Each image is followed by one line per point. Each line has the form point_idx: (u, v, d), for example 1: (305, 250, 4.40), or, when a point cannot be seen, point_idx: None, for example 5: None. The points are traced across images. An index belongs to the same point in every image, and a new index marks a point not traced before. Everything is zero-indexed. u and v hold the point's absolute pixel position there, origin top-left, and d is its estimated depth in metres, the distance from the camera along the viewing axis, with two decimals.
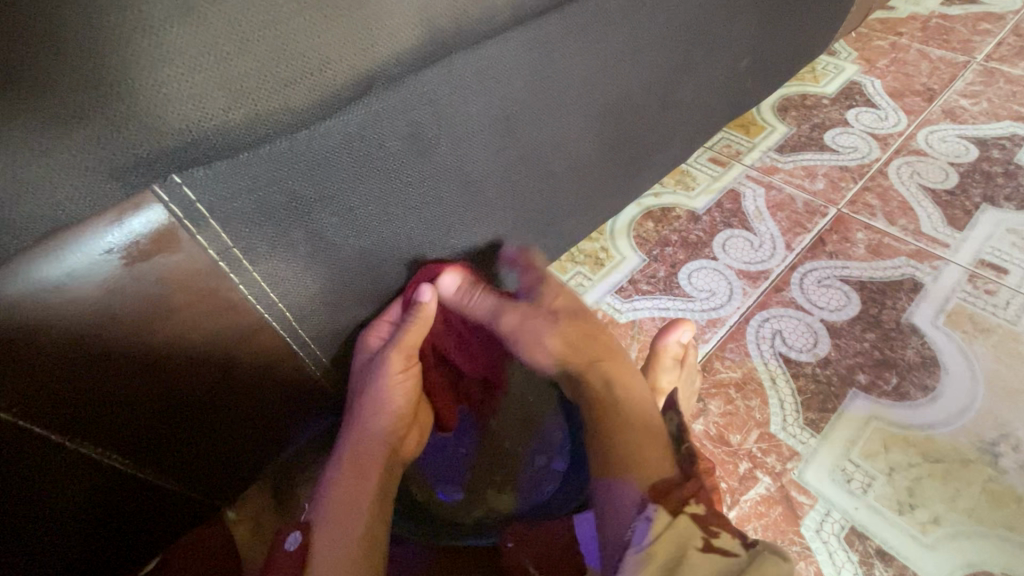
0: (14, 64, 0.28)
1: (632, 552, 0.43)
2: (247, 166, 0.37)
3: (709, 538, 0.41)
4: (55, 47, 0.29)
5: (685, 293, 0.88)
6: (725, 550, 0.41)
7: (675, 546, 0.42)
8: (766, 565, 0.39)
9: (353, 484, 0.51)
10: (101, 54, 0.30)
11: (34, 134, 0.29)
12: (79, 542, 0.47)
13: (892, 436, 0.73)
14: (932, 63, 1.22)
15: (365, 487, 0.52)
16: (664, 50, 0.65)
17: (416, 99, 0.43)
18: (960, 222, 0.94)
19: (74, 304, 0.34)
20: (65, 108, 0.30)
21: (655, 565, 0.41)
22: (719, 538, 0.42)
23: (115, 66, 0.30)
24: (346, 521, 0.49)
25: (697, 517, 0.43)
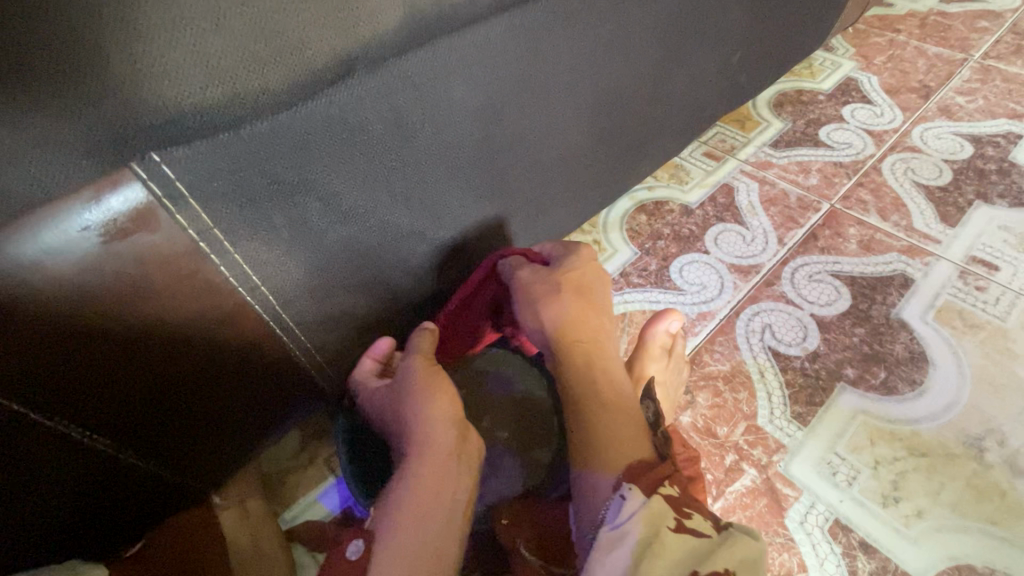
0: None
1: (607, 530, 0.45)
2: (227, 147, 0.36)
3: (681, 519, 0.44)
4: (27, 19, 0.28)
5: (676, 286, 0.88)
6: (696, 531, 0.44)
7: (649, 522, 0.44)
8: (734, 543, 0.42)
9: (421, 491, 0.48)
10: (75, 28, 0.29)
11: (8, 108, 0.29)
12: (60, 523, 0.48)
13: (878, 430, 0.73)
14: (930, 61, 1.22)
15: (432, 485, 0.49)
16: (655, 40, 0.65)
17: (399, 82, 0.43)
18: (952, 218, 0.94)
19: (51, 281, 0.34)
20: (39, 80, 0.29)
21: (632, 543, 0.43)
22: (690, 518, 0.44)
23: (90, 40, 0.30)
24: (416, 531, 0.46)
25: (670, 498, 0.46)
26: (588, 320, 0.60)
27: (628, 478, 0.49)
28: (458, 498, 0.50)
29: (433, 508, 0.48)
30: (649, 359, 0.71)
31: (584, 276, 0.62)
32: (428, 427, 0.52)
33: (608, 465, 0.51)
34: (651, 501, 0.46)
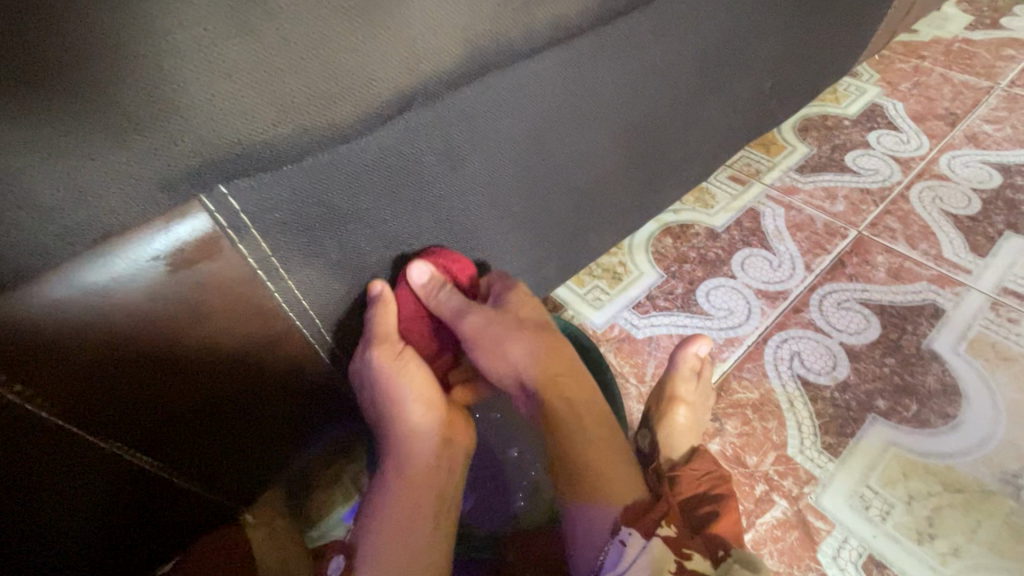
0: (82, 80, 0.29)
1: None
2: (290, 178, 0.38)
3: (680, 561, 0.46)
4: (120, 63, 0.29)
5: (703, 311, 0.88)
6: (697, 571, 0.46)
7: (652, 566, 0.46)
8: None
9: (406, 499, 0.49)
10: (162, 70, 0.30)
11: (94, 147, 0.30)
12: (100, 542, 0.48)
13: (911, 464, 0.72)
14: (956, 88, 1.22)
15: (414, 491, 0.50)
16: (693, 70, 0.65)
17: (452, 114, 0.44)
18: (983, 248, 0.94)
19: (116, 308, 0.35)
20: (126, 121, 0.30)
21: None
22: (689, 560, 0.47)
23: (175, 81, 0.31)
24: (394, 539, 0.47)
25: (668, 540, 0.48)
26: (560, 355, 0.56)
27: (630, 521, 0.50)
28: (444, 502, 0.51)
29: (418, 513, 0.49)
30: (681, 380, 0.71)
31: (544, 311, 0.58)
32: (414, 435, 0.51)
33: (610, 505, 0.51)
34: (650, 545, 0.47)
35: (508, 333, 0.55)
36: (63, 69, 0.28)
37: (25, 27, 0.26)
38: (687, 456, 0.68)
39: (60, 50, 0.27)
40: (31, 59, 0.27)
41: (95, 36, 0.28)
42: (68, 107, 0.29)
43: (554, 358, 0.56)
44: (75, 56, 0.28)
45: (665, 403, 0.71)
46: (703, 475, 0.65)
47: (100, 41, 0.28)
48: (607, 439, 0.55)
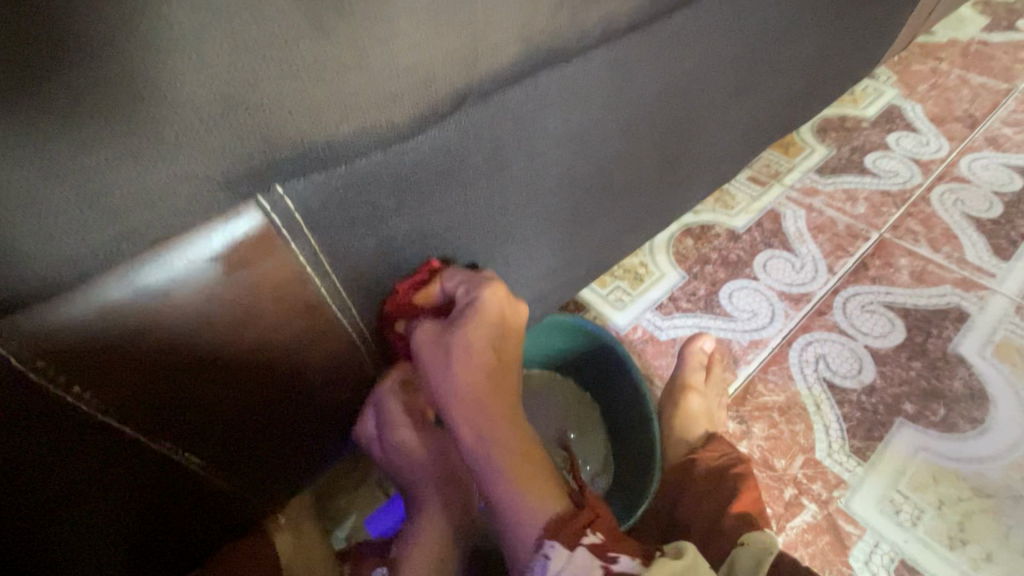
0: (155, 74, 0.29)
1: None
2: (344, 177, 0.37)
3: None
4: (195, 58, 0.29)
5: (726, 312, 0.87)
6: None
7: None
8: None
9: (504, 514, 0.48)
10: (234, 65, 0.30)
11: (163, 143, 0.30)
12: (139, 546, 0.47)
13: (940, 468, 0.72)
14: (973, 90, 1.21)
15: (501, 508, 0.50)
16: (728, 70, 0.65)
17: (502, 114, 0.43)
18: (1006, 252, 0.93)
19: (171, 307, 0.34)
20: (196, 117, 0.30)
21: None
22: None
23: (246, 76, 0.30)
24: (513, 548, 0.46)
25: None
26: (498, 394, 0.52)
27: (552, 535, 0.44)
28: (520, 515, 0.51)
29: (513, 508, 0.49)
30: (690, 371, 0.76)
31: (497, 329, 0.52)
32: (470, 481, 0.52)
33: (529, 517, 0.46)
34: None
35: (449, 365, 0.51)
36: (138, 63, 0.28)
37: (105, 18, 0.27)
38: (704, 442, 0.70)
39: (139, 43, 0.28)
40: (101, 47, 0.27)
41: (167, 23, 0.28)
42: (141, 102, 0.29)
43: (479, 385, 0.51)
44: (153, 50, 0.28)
45: (677, 392, 0.75)
46: (721, 461, 0.66)
47: (171, 30, 0.28)
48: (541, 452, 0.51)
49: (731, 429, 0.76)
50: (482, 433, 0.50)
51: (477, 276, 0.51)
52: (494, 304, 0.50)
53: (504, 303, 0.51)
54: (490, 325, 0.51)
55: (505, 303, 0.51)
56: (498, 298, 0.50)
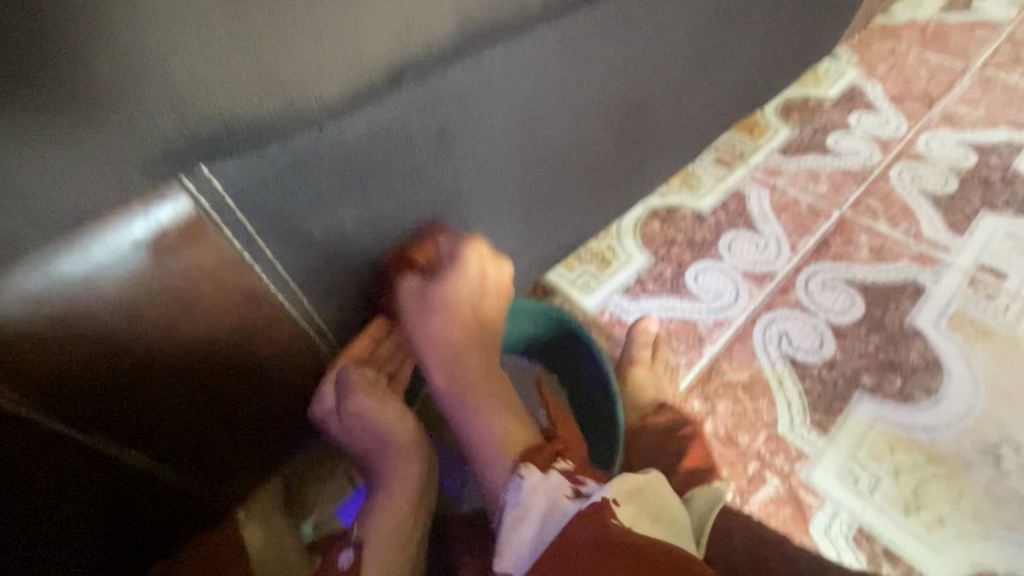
0: (51, 56, 0.29)
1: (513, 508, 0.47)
2: (277, 159, 0.37)
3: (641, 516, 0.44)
4: (93, 37, 0.29)
5: (691, 293, 0.87)
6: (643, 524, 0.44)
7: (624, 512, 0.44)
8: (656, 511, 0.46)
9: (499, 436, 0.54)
10: (139, 40, 0.30)
11: (71, 124, 0.30)
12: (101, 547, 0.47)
13: (897, 438, 0.74)
14: (931, 69, 1.23)
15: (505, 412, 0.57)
16: (681, 50, 0.65)
17: (445, 93, 0.43)
18: (960, 227, 0.96)
19: (95, 296, 0.34)
20: (102, 96, 0.30)
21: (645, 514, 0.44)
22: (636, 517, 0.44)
23: (153, 51, 0.31)
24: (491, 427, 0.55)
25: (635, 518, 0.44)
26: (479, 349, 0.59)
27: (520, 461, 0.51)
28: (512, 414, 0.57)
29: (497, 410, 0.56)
30: (637, 347, 0.77)
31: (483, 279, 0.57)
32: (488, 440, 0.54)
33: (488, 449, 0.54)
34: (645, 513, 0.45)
35: (435, 313, 0.56)
36: (34, 48, 0.28)
37: None
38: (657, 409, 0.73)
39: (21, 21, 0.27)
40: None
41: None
42: (40, 81, 0.29)
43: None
44: (42, 29, 0.28)
45: (620, 366, 0.77)
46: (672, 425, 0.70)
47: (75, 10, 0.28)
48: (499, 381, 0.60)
49: (697, 408, 0.78)
50: (458, 380, 0.58)
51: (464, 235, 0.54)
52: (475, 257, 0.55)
53: (488, 260, 0.56)
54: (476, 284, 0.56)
55: (487, 257, 0.56)
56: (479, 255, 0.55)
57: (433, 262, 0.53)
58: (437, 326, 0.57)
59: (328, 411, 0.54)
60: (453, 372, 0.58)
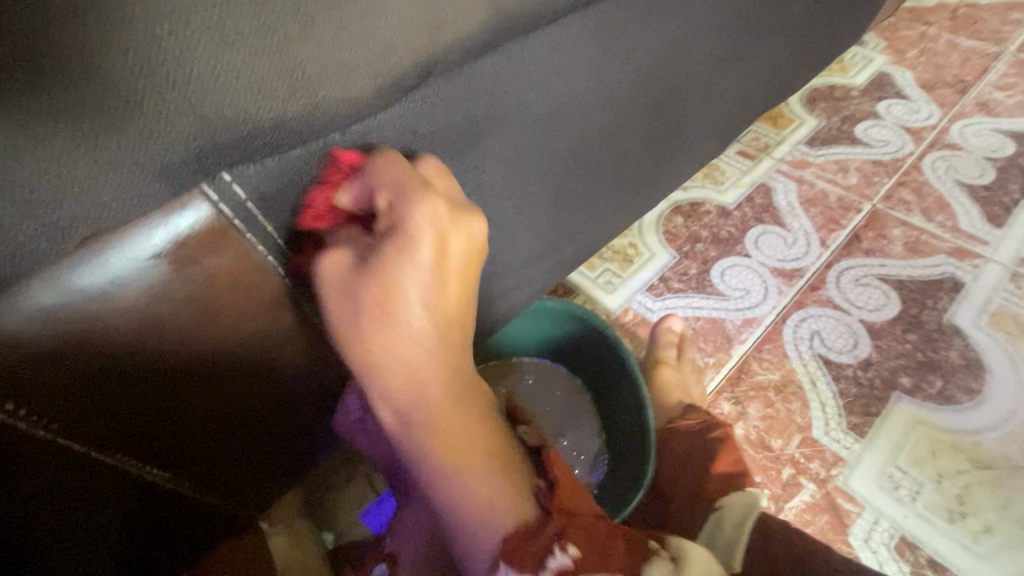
0: (71, 58, 0.27)
1: None
2: (301, 161, 0.35)
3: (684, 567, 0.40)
4: (114, 38, 0.28)
5: (718, 292, 0.85)
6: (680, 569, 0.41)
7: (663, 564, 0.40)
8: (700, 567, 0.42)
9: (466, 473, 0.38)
10: (158, 37, 0.28)
11: (90, 130, 0.28)
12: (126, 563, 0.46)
13: (939, 441, 0.71)
14: (963, 54, 1.18)
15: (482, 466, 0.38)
16: (711, 39, 0.62)
17: (472, 89, 0.41)
18: (1000, 219, 0.92)
19: (115, 309, 0.33)
20: (121, 99, 0.28)
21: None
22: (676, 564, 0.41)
23: (172, 50, 0.29)
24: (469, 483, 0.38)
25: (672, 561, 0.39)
26: (448, 355, 0.40)
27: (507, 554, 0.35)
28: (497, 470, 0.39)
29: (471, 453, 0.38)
30: (662, 346, 0.76)
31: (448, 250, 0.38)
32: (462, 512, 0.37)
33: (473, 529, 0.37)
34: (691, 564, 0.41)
35: (371, 311, 0.37)
36: (56, 50, 0.27)
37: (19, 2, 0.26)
38: (685, 411, 0.71)
39: (48, 25, 0.27)
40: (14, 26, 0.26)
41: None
42: (60, 83, 0.27)
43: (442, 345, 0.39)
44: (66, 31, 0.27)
45: (647, 367, 0.75)
46: (703, 429, 0.68)
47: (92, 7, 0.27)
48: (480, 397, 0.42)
49: (727, 411, 0.75)
50: (414, 412, 0.39)
51: (411, 175, 0.37)
52: (427, 222, 0.36)
53: (445, 218, 0.37)
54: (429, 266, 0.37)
55: (445, 215, 0.37)
56: (435, 223, 0.36)
57: (387, 216, 0.36)
58: (370, 323, 0.37)
59: (349, 421, 0.53)
60: (404, 400, 0.39)
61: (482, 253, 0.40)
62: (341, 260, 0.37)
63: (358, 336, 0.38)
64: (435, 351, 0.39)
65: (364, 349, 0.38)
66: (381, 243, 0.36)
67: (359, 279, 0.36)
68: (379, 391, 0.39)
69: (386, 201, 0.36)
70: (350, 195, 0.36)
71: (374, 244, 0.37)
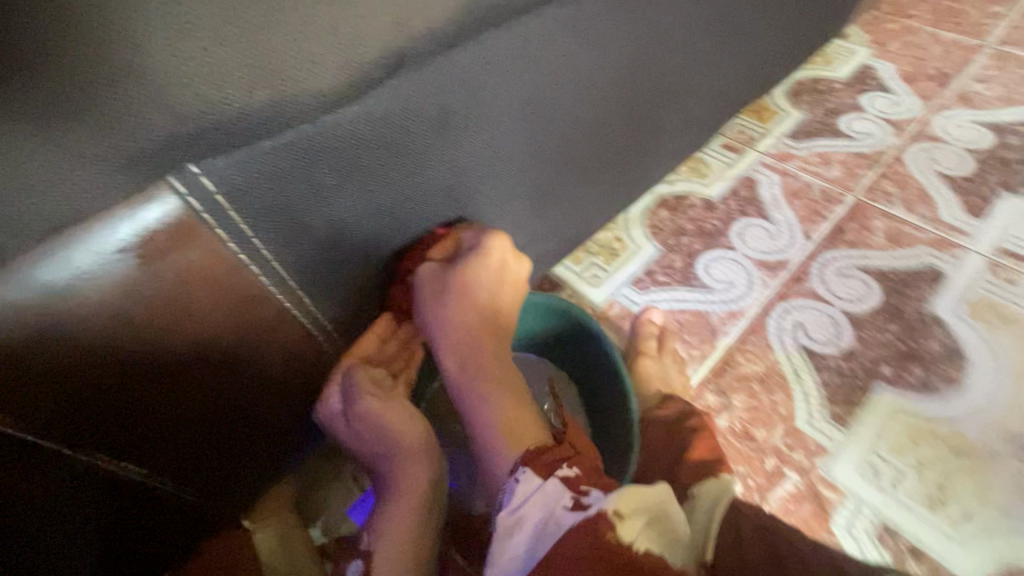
0: (26, 45, 0.27)
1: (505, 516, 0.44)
2: (272, 153, 0.35)
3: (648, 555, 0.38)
4: (72, 27, 0.27)
5: (703, 284, 0.85)
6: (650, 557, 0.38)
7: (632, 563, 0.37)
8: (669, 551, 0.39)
9: (515, 425, 0.51)
10: (117, 26, 0.28)
11: (47, 120, 0.28)
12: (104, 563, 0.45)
13: (919, 429, 0.72)
14: (945, 47, 1.19)
15: (525, 406, 0.53)
16: (691, 31, 0.62)
17: (447, 80, 0.41)
18: (979, 210, 0.93)
19: (79, 306, 0.32)
20: (79, 88, 0.28)
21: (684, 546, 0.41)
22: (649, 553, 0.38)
23: (131, 38, 0.28)
24: (511, 408, 0.53)
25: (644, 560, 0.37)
26: (492, 334, 0.56)
27: (550, 485, 0.43)
28: (523, 398, 0.54)
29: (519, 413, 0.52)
30: (642, 337, 0.77)
31: (501, 266, 0.53)
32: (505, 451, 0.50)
33: (517, 469, 0.46)
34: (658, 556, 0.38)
35: (428, 300, 0.52)
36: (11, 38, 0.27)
37: None
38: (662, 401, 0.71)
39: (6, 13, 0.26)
40: None
41: None
42: (14, 72, 0.27)
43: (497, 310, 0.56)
44: (22, 20, 0.27)
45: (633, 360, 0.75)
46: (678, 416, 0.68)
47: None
48: (521, 384, 0.55)
49: (711, 403, 0.75)
50: (466, 365, 0.54)
51: (487, 227, 0.52)
52: (502, 251, 0.52)
53: (510, 251, 0.53)
54: (507, 283, 0.54)
55: (510, 255, 0.53)
56: (506, 248, 0.52)
57: (455, 248, 0.51)
58: (445, 303, 0.53)
59: (331, 416, 0.51)
60: (465, 362, 0.55)
61: (526, 289, 0.57)
62: (430, 270, 0.50)
63: (437, 318, 0.53)
64: (486, 331, 0.55)
65: (433, 326, 0.53)
66: (463, 256, 0.51)
67: (441, 280, 0.51)
68: (444, 347, 0.54)
69: (467, 237, 0.51)
70: (437, 249, 0.50)
71: (455, 252, 0.51)
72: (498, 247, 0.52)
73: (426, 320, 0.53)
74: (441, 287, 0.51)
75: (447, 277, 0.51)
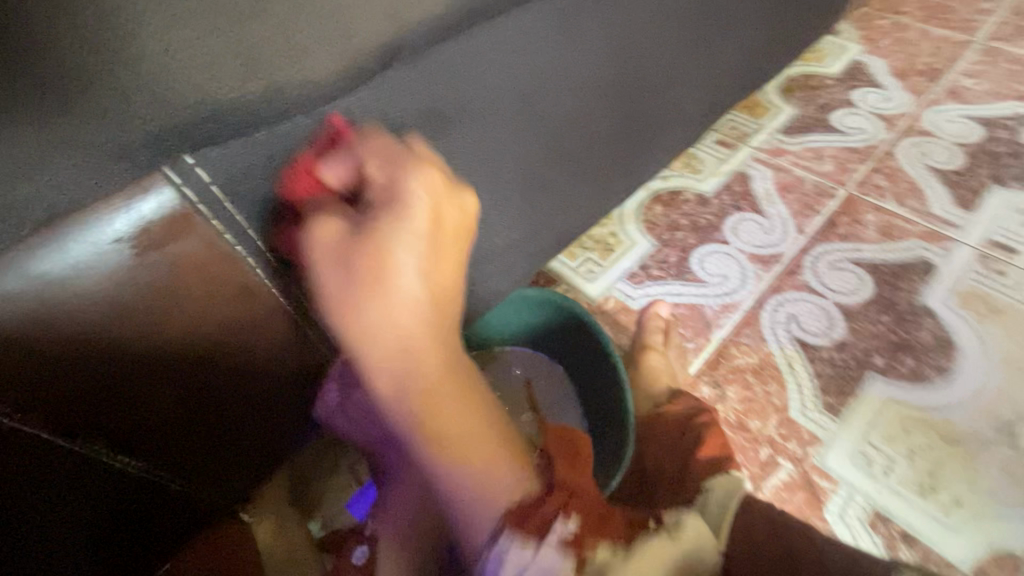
0: (21, 36, 0.27)
1: None
2: (266, 144, 0.36)
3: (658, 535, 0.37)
4: (68, 18, 0.28)
5: (697, 278, 0.86)
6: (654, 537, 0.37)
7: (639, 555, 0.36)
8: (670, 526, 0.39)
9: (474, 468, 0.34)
10: (112, 19, 0.29)
11: (45, 113, 0.28)
12: (103, 554, 0.46)
13: (911, 419, 0.73)
14: (935, 43, 1.21)
15: (492, 446, 0.35)
16: (682, 26, 0.63)
17: (440, 73, 0.42)
18: (969, 203, 0.94)
19: (77, 296, 0.33)
20: (76, 80, 0.29)
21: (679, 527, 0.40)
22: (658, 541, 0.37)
23: (127, 32, 0.29)
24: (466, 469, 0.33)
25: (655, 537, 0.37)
26: (414, 320, 0.35)
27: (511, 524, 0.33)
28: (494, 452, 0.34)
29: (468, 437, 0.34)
30: (649, 332, 0.77)
31: (432, 215, 0.36)
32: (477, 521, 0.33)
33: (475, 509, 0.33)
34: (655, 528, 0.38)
35: (357, 283, 0.35)
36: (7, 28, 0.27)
37: None
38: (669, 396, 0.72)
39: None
40: None
41: None
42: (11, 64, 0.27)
43: (423, 295, 0.36)
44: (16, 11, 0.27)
45: (637, 352, 0.76)
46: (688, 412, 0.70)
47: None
48: (479, 387, 0.37)
49: (706, 394, 0.76)
50: (401, 387, 0.34)
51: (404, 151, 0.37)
52: (427, 196, 0.36)
53: (444, 197, 0.37)
54: (424, 234, 0.36)
55: (442, 191, 0.37)
56: (438, 191, 0.36)
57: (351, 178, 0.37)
58: (349, 282, 0.36)
59: (321, 407, 0.52)
60: None
61: (473, 228, 0.40)
62: (330, 231, 0.36)
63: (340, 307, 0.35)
64: (426, 326, 0.35)
65: (341, 321, 0.36)
66: (376, 210, 0.36)
67: (348, 248, 0.35)
68: (359, 356, 0.36)
69: (377, 167, 0.36)
70: (336, 168, 0.37)
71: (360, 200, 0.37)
72: (414, 188, 0.36)
73: (335, 303, 0.36)
74: (350, 258, 0.36)
75: (353, 242, 0.35)
